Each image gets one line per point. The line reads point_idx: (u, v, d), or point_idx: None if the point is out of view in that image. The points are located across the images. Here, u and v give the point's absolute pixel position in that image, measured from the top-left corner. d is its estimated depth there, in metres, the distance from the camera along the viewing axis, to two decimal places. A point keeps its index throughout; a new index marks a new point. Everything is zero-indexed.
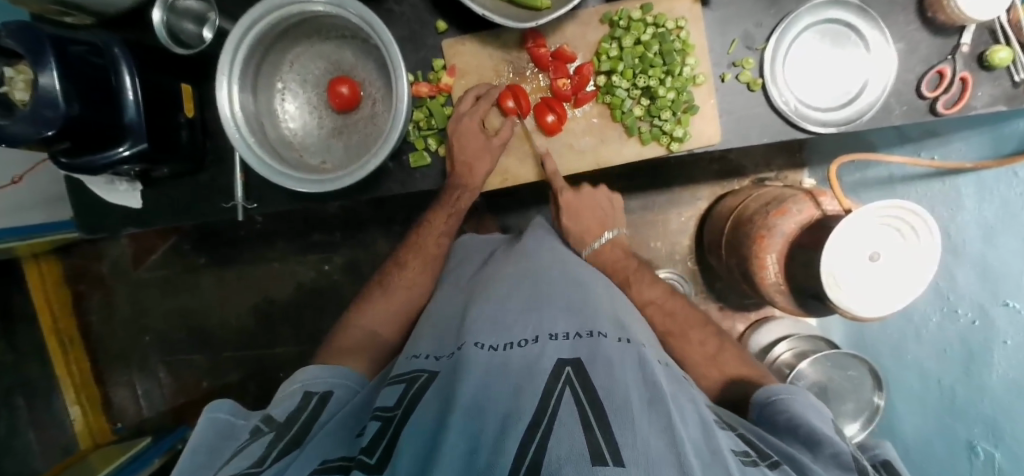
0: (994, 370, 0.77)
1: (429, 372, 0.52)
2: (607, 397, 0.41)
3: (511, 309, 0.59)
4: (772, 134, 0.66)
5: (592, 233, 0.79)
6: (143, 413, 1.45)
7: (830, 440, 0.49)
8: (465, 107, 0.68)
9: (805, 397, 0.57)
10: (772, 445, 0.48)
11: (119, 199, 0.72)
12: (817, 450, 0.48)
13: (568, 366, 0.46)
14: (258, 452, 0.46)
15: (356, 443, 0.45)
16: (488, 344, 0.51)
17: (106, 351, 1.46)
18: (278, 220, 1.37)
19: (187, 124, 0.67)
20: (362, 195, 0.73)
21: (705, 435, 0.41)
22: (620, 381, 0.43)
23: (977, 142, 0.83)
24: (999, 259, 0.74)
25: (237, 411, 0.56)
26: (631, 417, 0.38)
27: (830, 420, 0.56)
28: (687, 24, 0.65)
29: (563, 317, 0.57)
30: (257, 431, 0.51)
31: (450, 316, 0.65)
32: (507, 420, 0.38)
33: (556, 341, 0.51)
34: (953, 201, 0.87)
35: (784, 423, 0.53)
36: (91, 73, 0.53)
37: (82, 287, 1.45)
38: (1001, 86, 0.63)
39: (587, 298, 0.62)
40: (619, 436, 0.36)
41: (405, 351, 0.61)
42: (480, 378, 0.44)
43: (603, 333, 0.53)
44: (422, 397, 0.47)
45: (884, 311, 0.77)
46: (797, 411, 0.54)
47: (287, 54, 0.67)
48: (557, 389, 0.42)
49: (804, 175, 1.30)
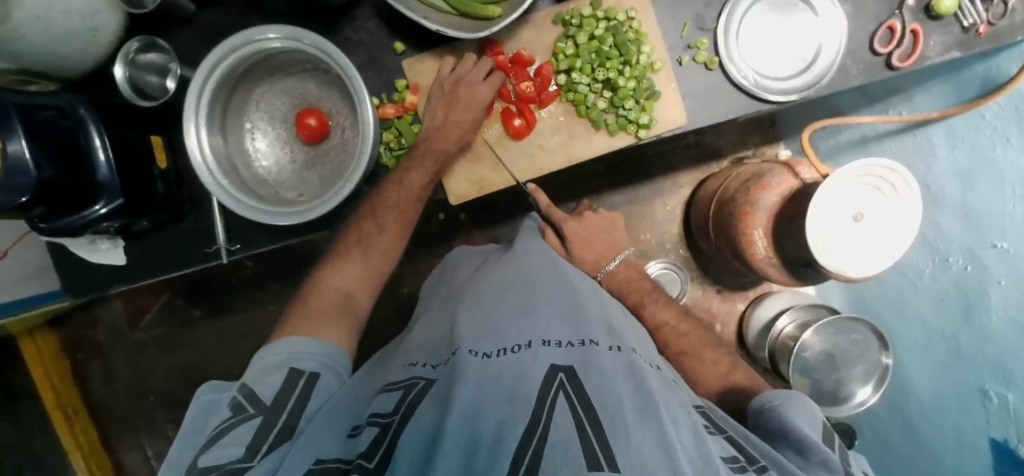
0: (993, 314, 0.76)
1: (427, 379, 0.51)
2: (602, 407, 0.40)
3: (506, 316, 0.57)
4: (737, 109, 0.68)
5: (605, 258, 0.87)
6: (156, 475, 1.42)
7: (819, 445, 0.46)
8: (465, 65, 0.68)
9: (802, 401, 0.54)
10: (757, 449, 0.46)
11: (103, 258, 0.73)
12: (807, 456, 0.45)
13: (561, 372, 0.45)
14: (244, 443, 0.46)
15: (351, 445, 0.44)
16: (482, 351, 0.51)
17: (111, 417, 1.44)
18: (268, 262, 1.36)
19: (162, 175, 0.68)
20: (333, 224, 0.76)
21: (697, 439, 0.41)
22: (615, 391, 0.43)
23: (941, 91, 0.84)
24: (978, 201, 0.75)
25: (219, 386, 0.56)
26: (626, 426, 0.38)
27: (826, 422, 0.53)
28: (637, 14, 0.67)
29: (557, 322, 0.56)
30: (240, 409, 0.49)
31: (439, 327, 0.64)
32: (504, 425, 0.37)
33: (548, 347, 0.50)
34: (927, 152, 0.88)
35: (773, 428, 0.51)
36: (60, 134, 0.54)
37: (81, 357, 1.43)
38: (952, 33, 0.65)
39: (579, 308, 0.61)
40: (613, 443, 0.35)
41: (403, 360, 0.60)
42: (475, 387, 0.43)
43: (595, 342, 0.53)
44: (419, 404, 0.45)
45: (873, 270, 0.77)
46: (784, 415, 0.51)
47: (252, 93, 0.68)
48: (551, 396, 0.41)
49: (780, 148, 1.32)
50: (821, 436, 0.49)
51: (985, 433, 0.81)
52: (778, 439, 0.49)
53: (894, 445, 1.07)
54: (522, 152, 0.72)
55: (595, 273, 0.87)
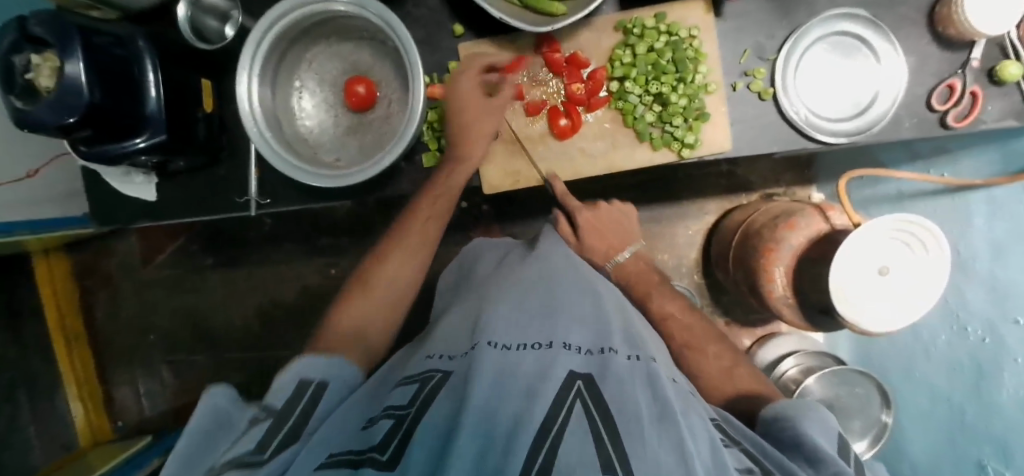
0: (1003, 391, 0.76)
1: (443, 371, 0.51)
2: (618, 413, 0.39)
3: (523, 315, 0.57)
4: (783, 143, 0.67)
5: (614, 249, 0.83)
6: (143, 412, 1.44)
7: (833, 460, 0.44)
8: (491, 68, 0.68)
9: (816, 411, 0.52)
10: (771, 458, 0.45)
11: (136, 192, 0.73)
12: (819, 468, 0.44)
13: (579, 378, 0.44)
14: (255, 440, 0.42)
15: (364, 436, 0.42)
16: (501, 343, 0.51)
17: (108, 348, 1.45)
18: (287, 223, 1.37)
19: (205, 118, 0.68)
20: (375, 194, 0.74)
21: (713, 452, 0.40)
22: (631, 396, 0.42)
23: (988, 159, 0.83)
24: (1007, 275, 0.74)
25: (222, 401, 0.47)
26: (642, 434, 0.37)
27: (842, 433, 0.51)
28: (699, 32, 0.66)
29: (577, 327, 0.56)
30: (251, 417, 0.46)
31: (460, 319, 0.64)
32: (518, 423, 0.37)
33: (569, 351, 0.50)
34: (963, 217, 0.87)
35: (784, 437, 0.50)
36: (117, 64, 0.55)
37: (89, 284, 1.45)
38: (1011, 101, 0.64)
39: (600, 313, 0.60)
40: (629, 450, 0.35)
41: (417, 354, 0.60)
42: (491, 383, 0.43)
43: (614, 350, 0.51)
44: (434, 399, 0.45)
45: (895, 326, 0.76)
46: (797, 424, 0.49)
47: (305, 53, 0.69)
48: (568, 402, 0.40)
49: (811, 191, 1.30)
50: (837, 447, 0.47)
51: None
52: (789, 448, 0.48)
53: None
54: (564, 152, 0.71)
55: (603, 263, 0.83)
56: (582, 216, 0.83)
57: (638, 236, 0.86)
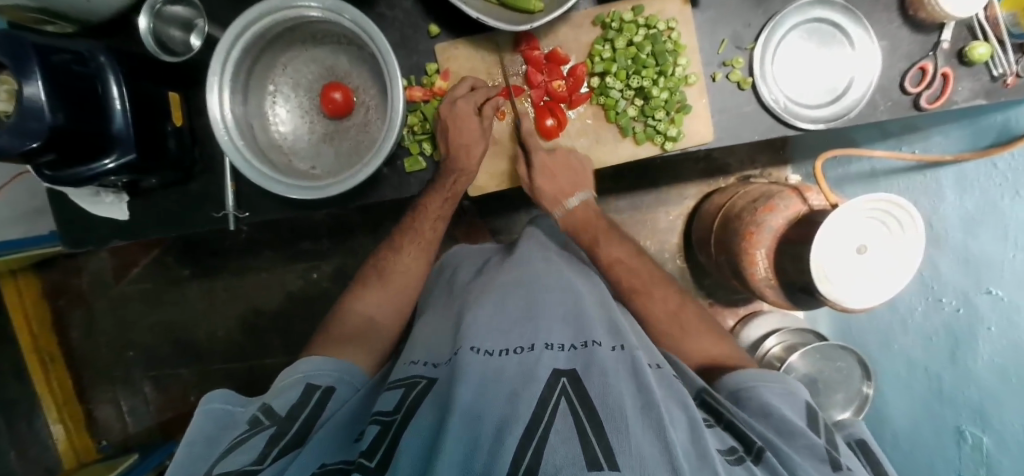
0: (978, 355, 0.79)
1: (428, 378, 0.51)
2: (603, 407, 0.40)
3: (505, 322, 0.57)
4: (763, 131, 0.68)
5: (564, 195, 0.73)
6: (129, 430, 1.41)
7: (802, 430, 0.47)
8: (458, 92, 0.68)
9: (781, 380, 0.55)
10: (749, 426, 0.47)
11: (106, 212, 0.70)
12: (790, 439, 0.47)
13: (563, 376, 0.45)
14: (255, 453, 0.44)
15: (355, 447, 0.44)
16: (484, 349, 0.50)
17: (88, 368, 1.41)
18: (265, 229, 1.34)
19: (176, 132, 0.66)
20: (357, 201, 0.72)
21: (693, 435, 0.40)
22: (615, 387, 0.42)
23: (955, 135, 0.86)
24: (979, 248, 0.77)
25: (232, 400, 0.54)
26: (626, 424, 0.37)
27: (802, 397, 0.55)
28: (677, 25, 0.66)
29: (559, 326, 0.56)
30: (257, 423, 0.48)
31: (442, 329, 0.64)
32: (504, 424, 0.38)
33: (551, 351, 0.50)
34: (934, 193, 0.89)
35: (752, 404, 0.52)
36: (78, 82, 0.52)
37: (62, 303, 1.40)
38: (980, 81, 0.65)
39: (578, 307, 0.60)
40: (614, 443, 0.35)
41: (402, 358, 0.59)
42: (475, 386, 0.43)
43: (597, 343, 0.52)
44: (421, 403, 0.45)
45: (871, 302, 0.79)
46: (766, 396, 0.52)
47: (279, 57, 0.66)
48: (553, 400, 0.41)
49: (788, 171, 1.33)
50: (801, 415, 0.51)
51: (955, 467, 0.85)
52: (757, 415, 0.50)
53: None
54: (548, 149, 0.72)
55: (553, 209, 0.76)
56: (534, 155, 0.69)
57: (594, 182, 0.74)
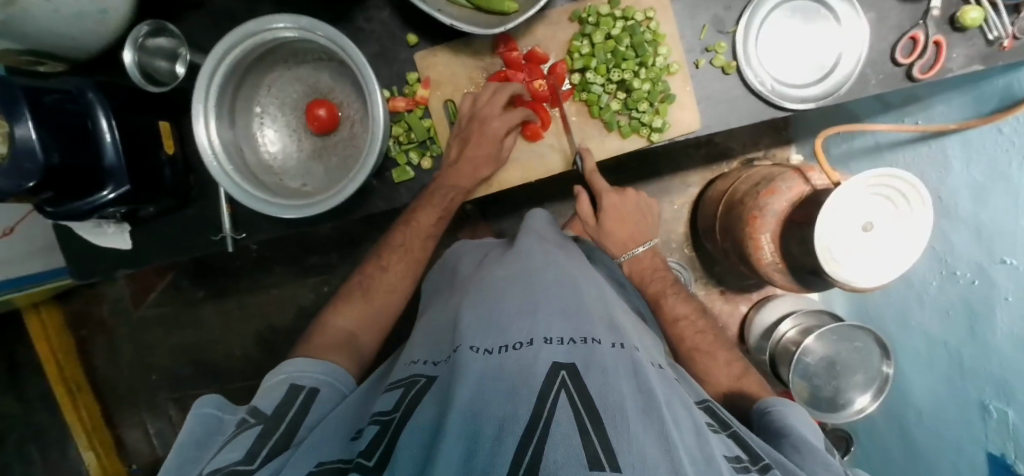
0: (998, 327, 0.76)
1: (428, 376, 0.49)
2: (604, 405, 0.38)
3: (506, 314, 0.53)
4: (751, 116, 0.67)
5: (632, 242, 0.83)
6: (156, 451, 1.45)
7: (820, 450, 0.47)
8: (483, 99, 0.67)
9: (799, 410, 0.56)
10: (763, 443, 0.47)
11: (111, 242, 0.73)
12: (806, 456, 0.47)
13: (563, 370, 0.43)
14: (242, 452, 0.46)
15: (351, 446, 0.44)
16: (483, 348, 0.48)
17: (113, 392, 1.45)
18: (273, 247, 1.37)
19: (169, 161, 0.67)
20: (350, 216, 0.73)
21: (698, 439, 0.40)
22: (616, 386, 0.41)
23: (959, 103, 0.82)
24: (992, 219, 0.74)
25: (224, 406, 0.54)
26: (628, 425, 0.36)
27: (823, 434, 0.54)
28: (655, 14, 0.65)
29: (559, 319, 0.53)
30: (244, 423, 0.51)
31: (442, 321, 0.62)
32: (504, 421, 0.37)
33: (551, 345, 0.47)
34: (940, 164, 0.87)
35: (772, 429, 0.53)
36: (68, 119, 0.54)
37: (84, 332, 1.44)
38: (975, 46, 0.63)
39: (579, 303, 0.58)
40: (615, 442, 0.34)
41: (402, 358, 0.60)
42: (475, 384, 0.41)
43: (597, 339, 0.49)
44: (421, 398, 0.45)
45: (880, 282, 0.76)
46: (784, 418, 0.53)
47: (263, 78, 0.67)
48: (552, 394, 0.39)
49: (791, 151, 1.30)
50: (820, 442, 0.51)
51: (982, 446, 0.82)
52: (777, 440, 0.51)
53: (890, 453, 1.07)
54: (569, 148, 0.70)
55: (618, 255, 0.83)
56: (607, 200, 0.80)
57: (655, 229, 0.85)
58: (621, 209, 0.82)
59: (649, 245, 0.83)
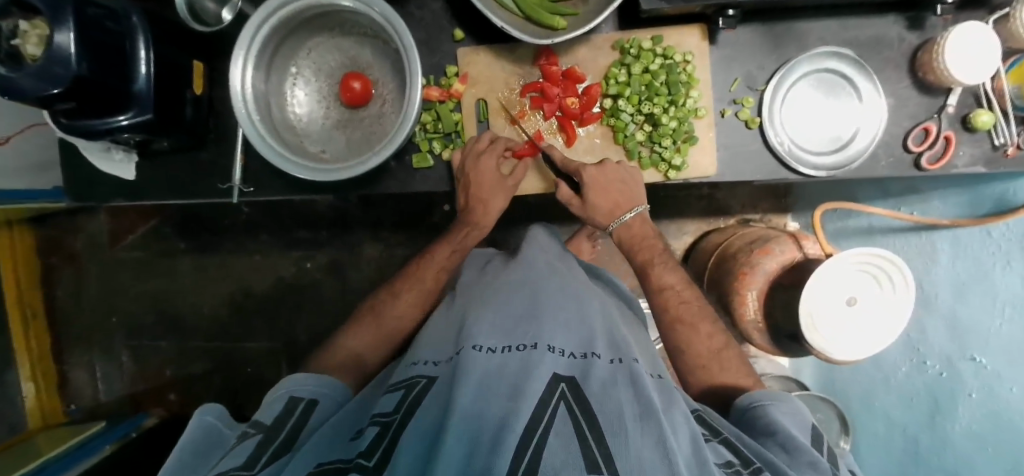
0: (958, 421, 0.81)
1: (428, 378, 0.49)
2: (602, 414, 0.38)
3: (507, 319, 0.54)
4: (765, 172, 0.69)
5: (620, 209, 0.72)
6: (99, 397, 1.39)
7: (806, 448, 0.47)
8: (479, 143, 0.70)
9: (789, 403, 0.55)
10: (753, 450, 0.46)
11: (115, 169, 0.71)
12: (794, 455, 0.46)
13: (563, 381, 0.43)
14: (243, 457, 0.43)
15: (352, 446, 0.42)
16: (486, 346, 0.48)
17: (68, 327, 1.40)
18: (265, 213, 1.34)
19: (195, 100, 0.68)
20: (363, 191, 0.73)
21: (693, 446, 0.40)
22: (615, 396, 0.41)
23: (955, 202, 0.85)
24: (970, 314, 0.77)
25: (224, 417, 0.54)
26: (625, 433, 0.37)
27: (812, 425, 0.54)
28: (693, 58, 0.68)
29: (563, 330, 0.54)
30: (244, 434, 0.48)
31: (445, 327, 0.62)
32: (504, 424, 0.36)
33: (553, 353, 0.48)
34: (927, 255, 0.89)
35: (759, 426, 0.52)
36: (107, 37, 0.54)
37: (54, 261, 1.38)
38: (981, 149, 0.67)
39: (582, 316, 0.58)
40: (614, 450, 0.34)
41: (404, 359, 0.58)
42: (477, 387, 0.40)
43: (597, 354, 0.50)
44: (421, 403, 0.44)
45: (859, 355, 0.78)
46: (772, 417, 0.52)
47: (306, 41, 0.68)
48: (552, 404, 0.39)
49: (787, 220, 1.34)
50: (806, 437, 0.51)
51: None
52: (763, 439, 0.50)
53: None
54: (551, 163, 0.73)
55: (607, 224, 0.75)
56: (587, 174, 0.69)
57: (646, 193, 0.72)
58: (605, 178, 0.70)
59: (638, 210, 0.73)
